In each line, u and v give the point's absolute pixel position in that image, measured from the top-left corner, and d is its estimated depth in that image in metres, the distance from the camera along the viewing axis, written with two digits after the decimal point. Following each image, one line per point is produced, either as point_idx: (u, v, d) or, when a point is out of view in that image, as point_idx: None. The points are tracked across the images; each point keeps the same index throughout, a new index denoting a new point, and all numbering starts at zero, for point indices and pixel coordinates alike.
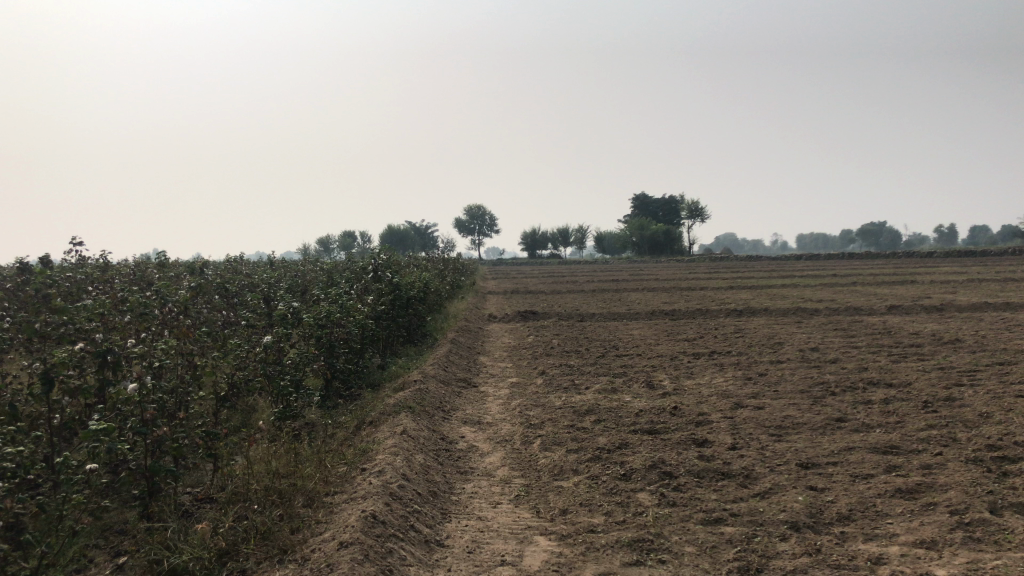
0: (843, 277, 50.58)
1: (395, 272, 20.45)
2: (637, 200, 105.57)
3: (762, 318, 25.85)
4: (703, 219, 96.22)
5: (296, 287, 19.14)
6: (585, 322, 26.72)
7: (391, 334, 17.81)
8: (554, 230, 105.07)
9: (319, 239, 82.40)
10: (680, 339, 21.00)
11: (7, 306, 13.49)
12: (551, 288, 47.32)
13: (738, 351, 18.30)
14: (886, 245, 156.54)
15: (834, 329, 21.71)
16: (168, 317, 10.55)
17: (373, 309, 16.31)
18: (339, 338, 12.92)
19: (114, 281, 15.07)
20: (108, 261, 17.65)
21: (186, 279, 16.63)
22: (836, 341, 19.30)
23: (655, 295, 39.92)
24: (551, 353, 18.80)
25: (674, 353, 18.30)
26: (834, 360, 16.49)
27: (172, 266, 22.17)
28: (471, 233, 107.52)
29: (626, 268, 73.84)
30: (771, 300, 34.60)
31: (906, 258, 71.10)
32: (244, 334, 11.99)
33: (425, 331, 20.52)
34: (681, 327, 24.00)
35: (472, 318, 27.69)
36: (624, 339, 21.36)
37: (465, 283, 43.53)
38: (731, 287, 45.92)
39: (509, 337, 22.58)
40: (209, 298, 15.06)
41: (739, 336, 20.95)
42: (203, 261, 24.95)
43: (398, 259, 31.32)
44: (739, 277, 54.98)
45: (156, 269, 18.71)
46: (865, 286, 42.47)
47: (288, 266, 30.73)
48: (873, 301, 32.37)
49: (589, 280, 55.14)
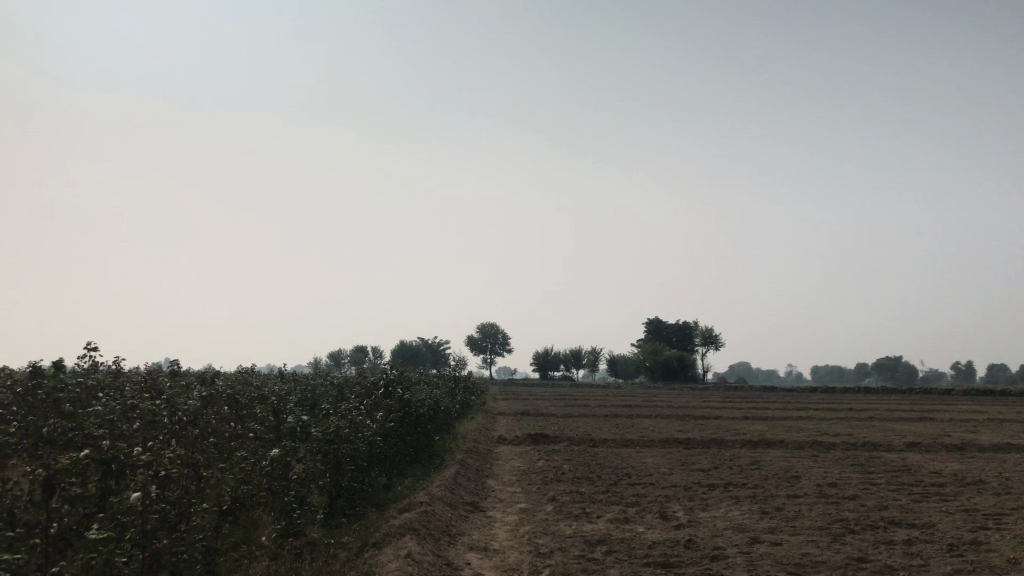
0: (861, 411, 49.80)
1: (406, 390, 20.32)
2: (651, 326, 105.76)
3: (778, 451, 25.31)
4: (717, 346, 95.95)
5: (306, 401, 19.02)
6: (597, 448, 26.23)
7: (399, 453, 17.52)
8: (568, 353, 104.93)
9: (332, 353, 82.71)
10: (694, 469, 20.50)
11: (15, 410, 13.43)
12: (562, 411, 46.75)
13: (753, 484, 17.84)
14: (902, 379, 154.90)
15: (852, 465, 21.18)
16: (177, 427, 10.49)
17: (383, 426, 16.14)
18: (347, 455, 12.72)
19: (125, 389, 15.03)
20: (120, 368, 17.68)
21: (197, 389, 16.58)
22: (854, 477, 18.80)
23: (668, 423, 39.30)
24: (561, 479, 18.38)
25: (688, 484, 17.85)
26: (852, 496, 16.04)
27: (183, 374, 22.15)
28: (484, 352, 107.58)
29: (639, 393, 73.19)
30: (787, 432, 33.96)
31: (923, 394, 70.10)
32: (252, 447, 11.87)
33: (434, 451, 20.19)
34: (695, 457, 23.48)
35: (482, 439, 27.28)
36: (636, 467, 20.89)
37: (475, 403, 43.12)
38: (746, 416, 45.19)
39: (518, 460, 22.15)
40: (218, 409, 14.99)
41: (755, 468, 20.45)
42: (215, 371, 24.94)
43: (409, 376, 31.19)
44: (754, 407, 54.25)
45: (167, 378, 18.69)
46: (883, 421, 41.71)
47: (299, 379, 30.63)
48: (892, 436, 31.72)
49: (601, 404, 54.56)
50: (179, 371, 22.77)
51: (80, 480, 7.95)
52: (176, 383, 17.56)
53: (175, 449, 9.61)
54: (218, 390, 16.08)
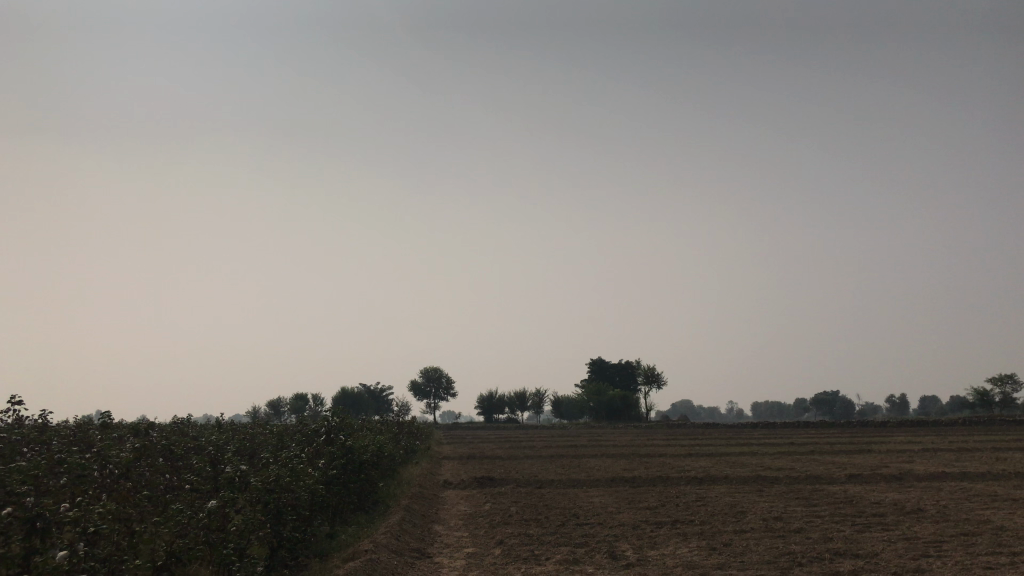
0: (802, 445, 50.54)
1: (348, 436, 19.89)
2: (594, 365, 106.23)
3: (723, 486, 25.43)
4: (660, 385, 96.72)
5: (245, 450, 18.46)
6: (544, 489, 26.02)
7: (341, 501, 17.07)
8: (512, 395, 104.58)
9: (271, 401, 80.94)
10: (642, 507, 20.42)
11: None
12: (508, 454, 46.36)
13: (700, 520, 17.85)
14: (839, 413, 158.09)
15: (796, 498, 21.38)
16: (107, 480, 10.06)
17: (325, 474, 15.76)
18: (288, 504, 12.33)
19: (53, 443, 14.37)
20: (47, 421, 16.95)
21: (129, 441, 15.94)
22: (799, 510, 18.97)
23: (614, 462, 39.25)
24: (509, 522, 18.11)
25: (636, 522, 17.78)
26: (798, 529, 16.17)
27: (114, 427, 21.35)
28: (428, 395, 106.54)
29: (584, 433, 73.13)
30: (731, 468, 34.21)
31: (861, 426, 71.53)
32: (188, 499, 11.44)
33: (377, 497, 19.75)
34: (642, 495, 23.44)
35: (427, 484, 26.81)
36: (584, 507, 20.72)
37: (419, 448, 42.41)
38: (690, 454, 45.40)
39: (465, 504, 21.78)
40: (152, 461, 14.45)
41: (701, 505, 20.48)
42: (148, 423, 24.06)
43: (352, 422, 30.58)
44: (698, 444, 54.68)
45: (98, 431, 17.95)
46: (824, 454, 42.33)
47: (237, 429, 29.78)
48: (832, 469, 32.19)
49: (547, 446, 54.30)
50: (110, 423, 21.93)
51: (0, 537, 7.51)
52: (108, 435, 16.90)
53: (105, 503, 9.20)
54: (151, 442, 15.51)
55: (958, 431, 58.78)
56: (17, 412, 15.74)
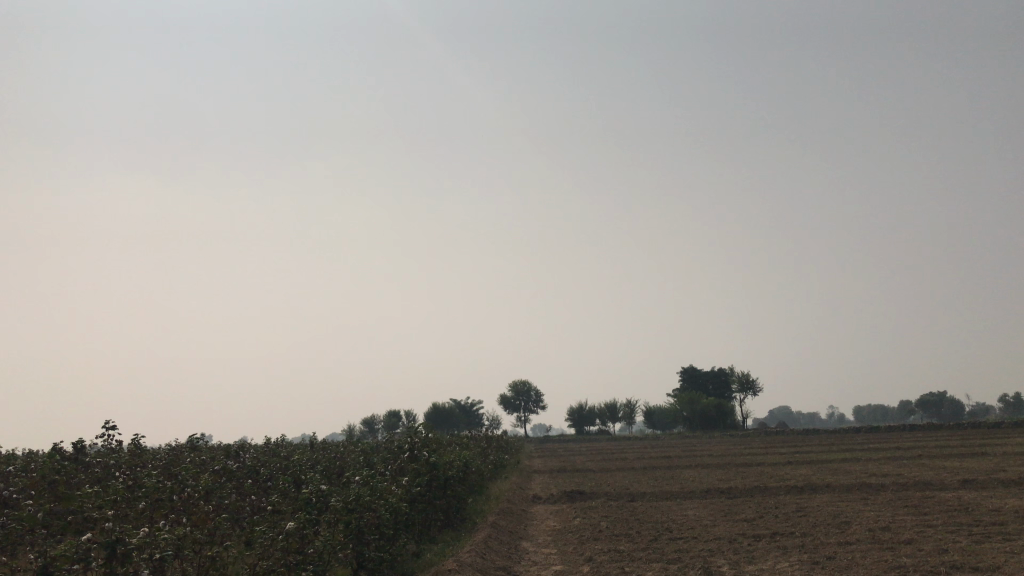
0: (911, 450, 47.95)
1: (434, 452, 19.76)
2: (685, 373, 104.18)
3: (825, 496, 24.18)
4: (754, 391, 94.05)
5: (331, 469, 18.52)
6: (636, 502, 25.32)
7: (427, 519, 16.87)
8: (602, 406, 103.50)
9: (364, 419, 82.41)
10: (739, 520, 19.53)
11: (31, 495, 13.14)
12: (599, 466, 45.67)
13: (801, 532, 16.92)
14: (948, 415, 150.65)
15: (905, 507, 20.10)
16: (188, 504, 10.08)
17: (409, 491, 15.58)
18: (370, 523, 12.16)
19: (144, 466, 14.66)
20: (141, 445, 17.36)
21: (218, 463, 16.16)
22: (908, 520, 17.79)
23: (709, 473, 38.08)
24: (598, 537, 17.57)
25: (732, 536, 16.97)
26: (908, 541, 15.09)
27: (208, 450, 21.79)
28: (517, 409, 106.50)
29: (678, 443, 71.57)
30: (834, 476, 32.64)
31: (974, 429, 67.64)
32: (271, 521, 11.41)
33: (464, 515, 19.51)
34: (738, 507, 22.46)
35: (516, 499, 26.50)
36: (677, 520, 19.98)
37: (509, 463, 42.20)
38: (789, 462, 43.64)
39: (554, 520, 21.31)
40: (238, 483, 14.55)
41: (802, 516, 19.44)
42: (242, 444, 24.57)
43: (439, 437, 30.54)
44: (798, 451, 52.57)
45: (190, 453, 18.34)
46: (934, 459, 39.99)
47: (328, 448, 30.14)
48: (943, 475, 30.30)
49: (639, 457, 53.18)
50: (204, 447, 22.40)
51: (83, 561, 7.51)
52: (199, 458, 17.20)
53: (183, 527, 9.18)
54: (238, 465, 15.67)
55: None
56: (112, 436, 16.17)
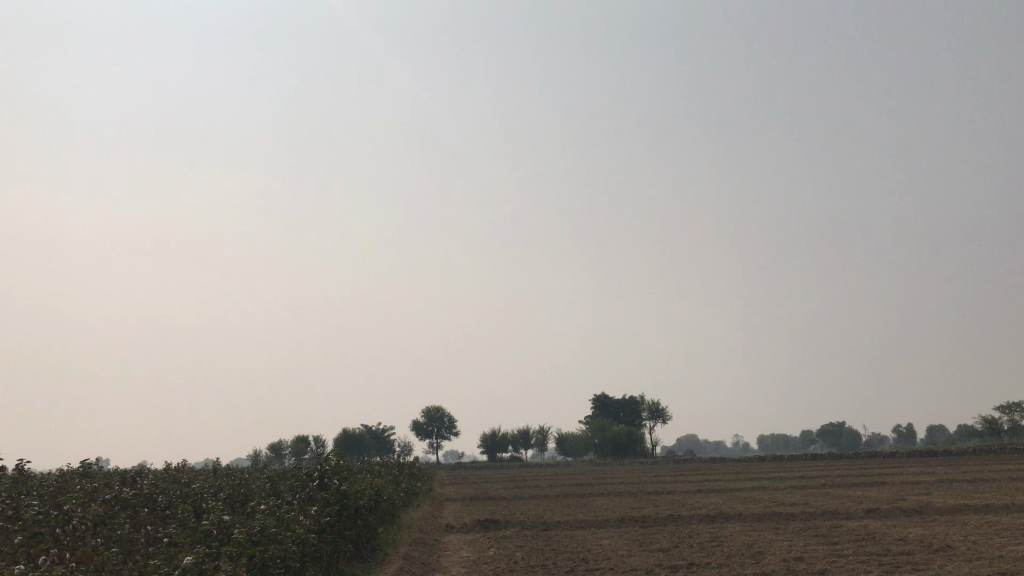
0: (814, 478, 49.13)
1: (344, 480, 19.01)
2: (597, 401, 105.03)
3: (737, 525, 24.31)
4: (664, 419, 95.41)
5: (235, 498, 17.56)
6: (550, 532, 25.00)
7: (337, 551, 16.12)
8: (514, 432, 103.12)
9: (271, 445, 79.71)
10: (654, 550, 19.43)
11: None
12: (513, 494, 45.26)
13: (717, 563, 16.87)
14: (845, 445, 156.17)
15: (815, 536, 20.36)
16: (74, 536, 9.24)
17: (317, 521, 14.80)
18: (275, 557, 11.39)
19: (26, 493, 13.54)
20: (26, 470, 16.12)
21: (112, 491, 15.10)
22: (820, 549, 17.98)
23: (622, 501, 38.17)
24: (514, 569, 17.10)
25: (649, 567, 16.73)
26: (822, 571, 15.18)
27: (101, 476, 20.43)
28: (429, 435, 105.08)
29: (590, 471, 71.60)
30: (743, 504, 33.02)
31: (871, 458, 70.07)
32: (166, 556, 10.57)
33: (375, 545, 18.75)
34: (654, 536, 22.33)
35: (428, 527, 25.79)
36: (592, 550, 19.70)
37: (420, 490, 41.24)
38: (699, 491, 44.04)
39: (468, 550, 20.76)
40: (131, 513, 13.56)
41: (717, 546, 19.44)
42: (139, 470, 23.21)
43: (350, 464, 29.59)
44: (708, 479, 53.20)
45: (79, 478, 17.12)
46: (837, 488, 41.01)
47: (232, 474, 28.84)
48: (848, 503, 30.97)
49: (551, 484, 52.91)
50: (97, 472, 21.05)
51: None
52: (90, 484, 16.04)
53: (65, 563, 8.35)
54: (132, 493, 14.61)
55: (971, 461, 57.43)
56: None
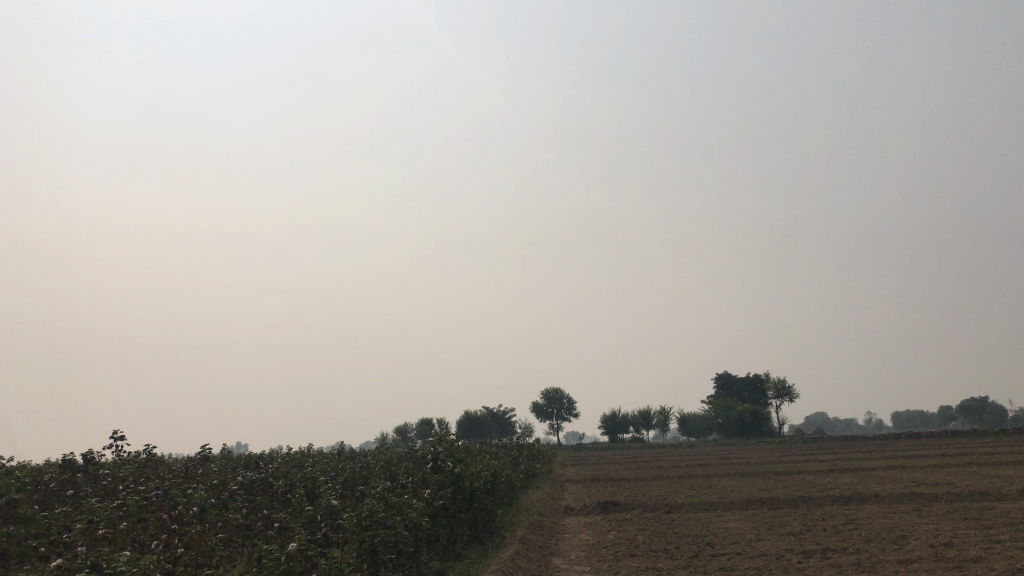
0: (958, 457, 45.97)
1: (460, 462, 18.80)
2: (720, 380, 102.52)
3: (875, 507, 22.73)
4: (791, 397, 91.96)
5: (352, 481, 17.70)
6: (673, 514, 24.07)
7: (452, 534, 15.89)
8: (635, 413, 101.84)
9: (397, 428, 81.86)
10: (785, 534, 18.32)
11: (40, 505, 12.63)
12: (634, 475, 44.42)
13: (855, 548, 15.62)
14: (991, 421, 146.84)
15: (965, 520, 18.73)
16: (182, 520, 9.23)
17: (430, 505, 14.57)
18: (386, 541, 11.17)
19: (151, 477, 13.99)
20: (155, 456, 16.79)
21: (235, 475, 15.46)
22: (972, 534, 16.43)
23: (749, 481, 36.74)
24: (635, 553, 16.43)
25: (780, 552, 15.69)
26: (976, 559, 13.74)
27: (228, 460, 21.07)
28: (550, 416, 105.21)
29: (714, 451, 69.67)
30: (881, 485, 30.98)
31: (1020, 435, 65.27)
32: (275, 543, 10.49)
33: (492, 528, 18.51)
34: (784, 519, 21.13)
35: (547, 510, 25.43)
36: (719, 534, 18.75)
37: (540, 472, 41.05)
38: (832, 470, 41.85)
39: (587, 534, 20.19)
40: (247, 498, 13.71)
41: (854, 529, 18.12)
42: (267, 456, 23.92)
43: (470, 446, 29.58)
44: (840, 459, 50.61)
45: (205, 461, 17.71)
46: (983, 467, 38.05)
47: (357, 457, 29.37)
48: (1000, 484, 28.58)
49: (674, 465, 51.68)
50: (225, 456, 21.77)
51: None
52: (213, 469, 16.46)
53: (169, 550, 8.34)
54: (250, 478, 14.83)
55: None
56: (121, 447, 15.59)
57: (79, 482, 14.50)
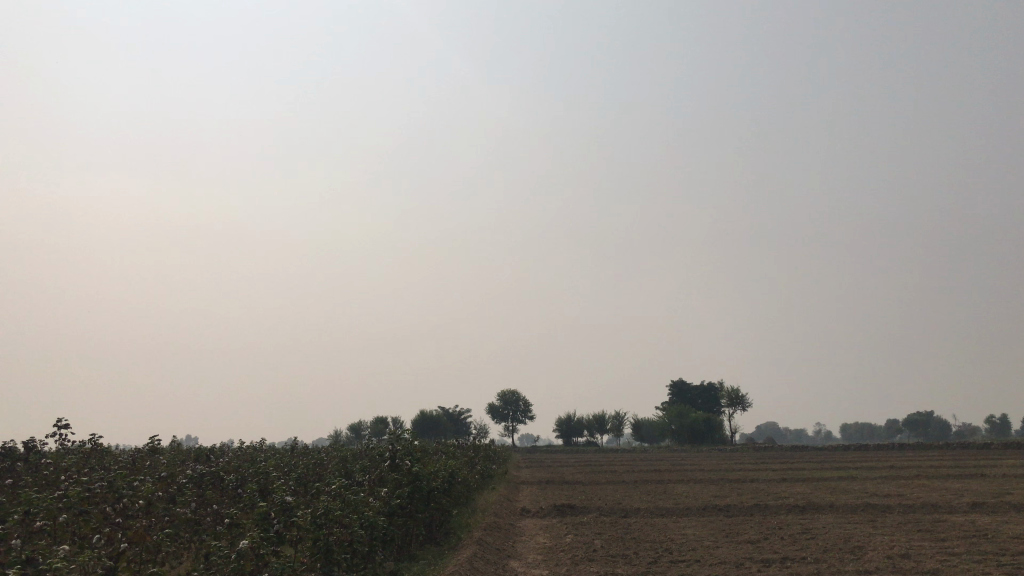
0: (907, 470, 46.73)
1: (418, 461, 18.43)
2: (675, 387, 103.29)
3: (830, 517, 22.83)
4: (744, 406, 92.91)
5: (307, 477, 17.23)
6: (630, 519, 23.98)
7: (408, 534, 15.54)
8: (590, 418, 102.06)
9: (350, 425, 80.84)
10: (743, 541, 18.29)
11: None
12: (589, 479, 44.33)
13: (814, 557, 15.59)
14: (936, 436, 150.25)
15: (919, 532, 18.89)
16: (127, 514, 8.74)
17: (386, 504, 14.18)
18: (341, 540, 10.79)
19: (96, 468, 13.39)
20: (100, 445, 16.17)
21: (185, 468, 14.90)
22: (927, 546, 16.51)
23: (704, 488, 36.83)
24: (593, 558, 16.22)
25: (739, 560, 15.60)
26: (934, 571, 13.77)
27: (178, 452, 20.43)
28: (505, 418, 104.98)
29: (668, 457, 69.94)
30: (833, 495, 31.27)
31: (965, 449, 66.65)
32: (225, 540, 10.05)
33: (448, 528, 18.15)
34: (741, 527, 21.11)
35: (503, 512, 25.13)
36: (676, 541, 18.65)
37: (495, 473, 40.70)
38: (785, 479, 42.22)
39: (545, 537, 19.91)
40: (196, 492, 13.18)
41: (811, 539, 18.14)
42: (218, 450, 23.28)
43: (426, 446, 29.17)
44: (792, 468, 51.13)
45: (153, 453, 17.07)
46: (931, 479, 38.66)
47: (311, 453, 28.77)
48: (948, 496, 28.97)
49: (628, 470, 51.71)
50: (174, 449, 21.11)
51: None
52: (161, 461, 15.89)
53: (112, 545, 7.86)
54: (200, 471, 14.29)
55: None
56: (64, 435, 14.94)
57: (18, 471, 13.85)
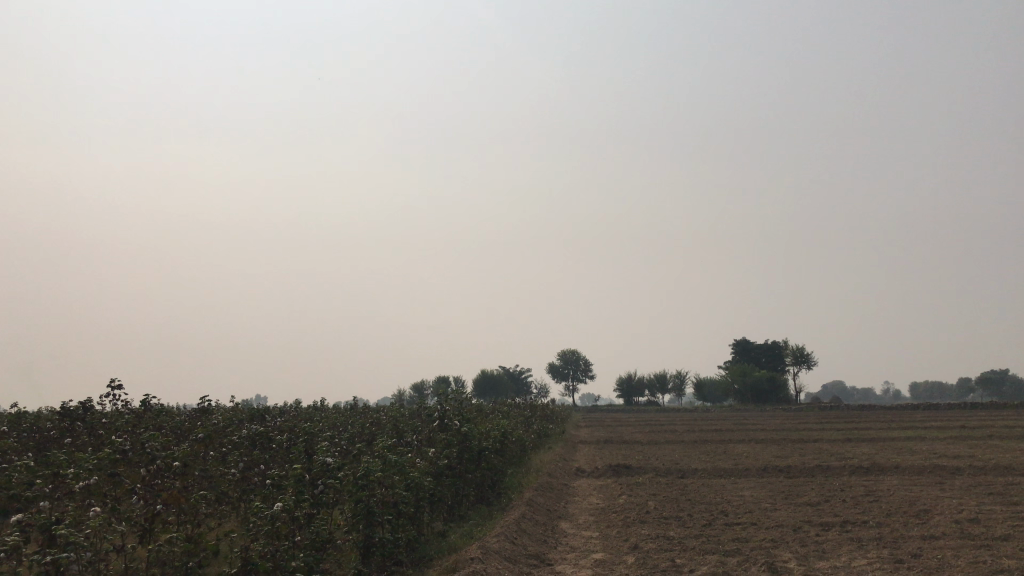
0: (978, 429, 45.16)
1: (469, 420, 18.27)
2: (738, 345, 101.83)
3: (895, 479, 22.03)
4: (809, 364, 91.06)
5: (358, 438, 17.21)
6: (686, 480, 23.56)
7: (456, 495, 15.41)
8: (651, 377, 101.40)
9: (413, 385, 81.92)
10: (802, 504, 17.67)
11: (36, 452, 12.23)
12: (648, 438, 44.01)
13: (876, 522, 14.96)
14: (1012, 394, 145.35)
15: (990, 495, 18.03)
16: (162, 476, 8.66)
17: (433, 464, 14.04)
18: (382, 502, 10.66)
19: (148, 429, 13.50)
20: (153, 405, 16.30)
21: (237, 429, 14.95)
22: (998, 511, 15.76)
23: (765, 448, 36.10)
24: (646, 520, 15.86)
25: (797, 524, 15.06)
26: (1005, 538, 13.03)
27: (235, 413, 20.68)
28: (565, 377, 104.98)
29: (730, 417, 68.92)
30: (900, 456, 30.26)
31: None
32: (268, 500, 10.02)
33: (499, 489, 18.01)
34: (802, 488, 20.49)
35: (559, 472, 24.97)
36: (733, 503, 18.13)
37: (553, 433, 40.58)
38: (849, 439, 41.13)
39: (598, 498, 19.59)
40: (245, 454, 13.19)
41: (874, 502, 17.44)
42: (277, 410, 23.52)
43: (482, 405, 29.10)
44: (858, 428, 49.80)
45: (205, 414, 17.16)
46: (1004, 440, 37.27)
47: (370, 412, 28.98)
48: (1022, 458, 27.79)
49: (688, 429, 51.12)
50: (231, 409, 21.35)
51: (15, 548, 6.07)
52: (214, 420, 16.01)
53: (145, 508, 7.82)
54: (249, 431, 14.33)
55: None
56: (119, 397, 15.15)
57: (78, 431, 14.10)
